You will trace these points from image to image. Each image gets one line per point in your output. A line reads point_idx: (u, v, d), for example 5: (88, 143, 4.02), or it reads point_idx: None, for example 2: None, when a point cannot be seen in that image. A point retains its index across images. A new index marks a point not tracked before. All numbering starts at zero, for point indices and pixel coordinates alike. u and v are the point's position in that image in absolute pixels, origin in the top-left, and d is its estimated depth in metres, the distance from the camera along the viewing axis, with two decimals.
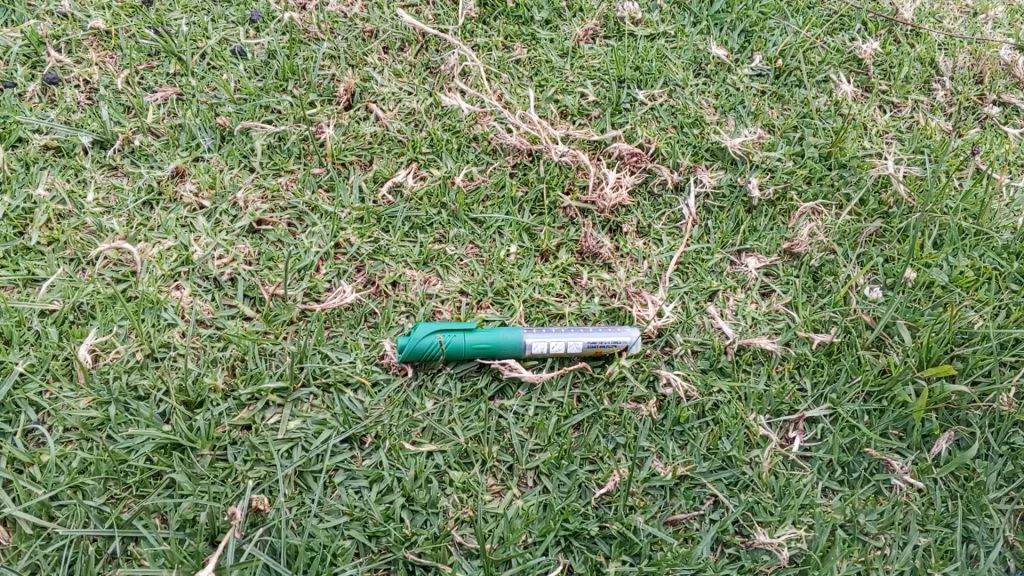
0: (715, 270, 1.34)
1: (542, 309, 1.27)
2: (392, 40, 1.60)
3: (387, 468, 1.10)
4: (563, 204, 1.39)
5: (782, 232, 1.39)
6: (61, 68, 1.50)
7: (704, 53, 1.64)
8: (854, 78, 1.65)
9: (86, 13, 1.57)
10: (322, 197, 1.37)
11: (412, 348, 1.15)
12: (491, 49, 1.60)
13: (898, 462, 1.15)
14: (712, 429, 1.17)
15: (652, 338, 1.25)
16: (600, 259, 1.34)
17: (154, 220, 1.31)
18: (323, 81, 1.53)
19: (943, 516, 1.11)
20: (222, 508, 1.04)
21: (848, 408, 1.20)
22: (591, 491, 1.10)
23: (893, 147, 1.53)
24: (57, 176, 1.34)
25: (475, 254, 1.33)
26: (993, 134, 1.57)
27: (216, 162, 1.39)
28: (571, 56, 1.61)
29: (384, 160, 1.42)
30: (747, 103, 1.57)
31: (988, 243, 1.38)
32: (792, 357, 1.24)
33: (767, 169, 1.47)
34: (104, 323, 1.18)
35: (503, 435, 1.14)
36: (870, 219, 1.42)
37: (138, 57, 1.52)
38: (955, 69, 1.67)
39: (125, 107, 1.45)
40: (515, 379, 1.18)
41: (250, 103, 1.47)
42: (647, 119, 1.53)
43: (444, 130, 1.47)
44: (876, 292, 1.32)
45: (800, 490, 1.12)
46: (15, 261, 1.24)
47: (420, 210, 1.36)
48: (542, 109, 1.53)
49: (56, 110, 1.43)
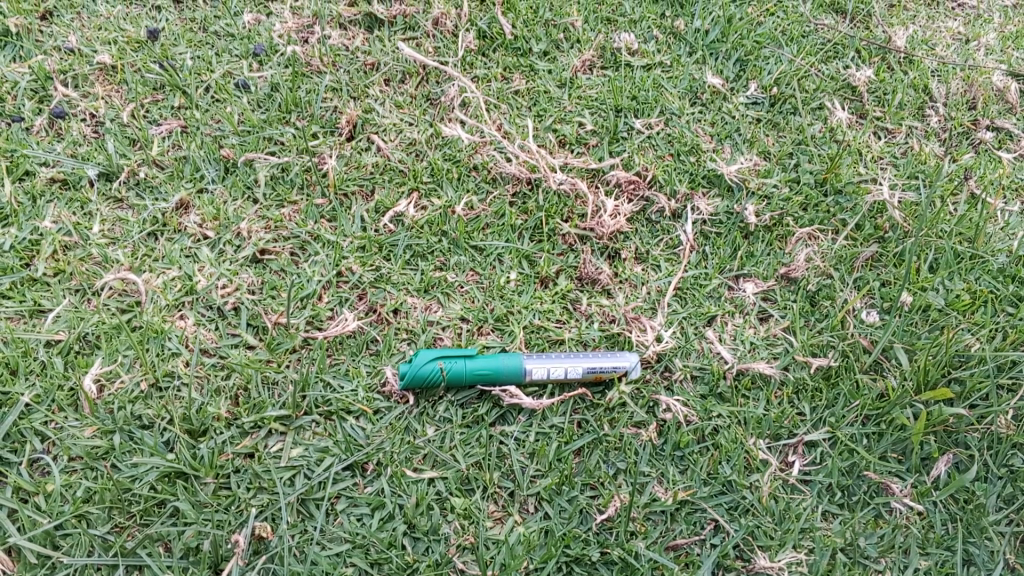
0: (713, 295, 1.35)
1: (542, 335, 1.29)
2: (393, 72, 1.63)
3: (388, 496, 1.11)
4: (562, 231, 1.41)
5: (779, 258, 1.40)
6: (67, 102, 1.52)
7: (700, 82, 1.66)
8: (849, 105, 1.67)
9: (92, 48, 1.61)
10: (324, 226, 1.39)
11: (414, 375, 1.17)
12: (490, 81, 1.63)
13: (897, 485, 1.16)
14: (712, 454, 1.18)
15: (652, 363, 1.26)
16: (600, 285, 1.35)
17: (159, 250, 1.33)
18: (326, 113, 1.55)
19: (943, 539, 1.12)
20: (225, 536, 1.05)
21: (847, 431, 1.20)
22: (592, 517, 1.11)
23: (888, 172, 1.55)
24: (63, 208, 1.37)
25: (475, 281, 1.34)
26: (987, 158, 1.59)
27: (220, 193, 1.41)
28: (569, 87, 1.64)
29: (385, 190, 1.44)
30: (743, 131, 1.59)
31: (984, 266, 1.40)
32: (791, 381, 1.25)
33: (764, 196, 1.49)
34: (109, 353, 1.19)
35: (504, 461, 1.15)
36: (866, 244, 1.43)
37: (144, 91, 1.55)
38: (949, 96, 1.69)
39: (130, 140, 1.47)
40: (515, 406, 1.20)
41: (253, 135, 1.49)
42: (644, 147, 1.56)
43: (444, 160, 1.49)
44: (873, 316, 1.33)
45: (800, 514, 1.13)
46: (22, 292, 1.25)
47: (421, 239, 1.37)
48: (540, 138, 1.55)
49: (63, 143, 1.46)
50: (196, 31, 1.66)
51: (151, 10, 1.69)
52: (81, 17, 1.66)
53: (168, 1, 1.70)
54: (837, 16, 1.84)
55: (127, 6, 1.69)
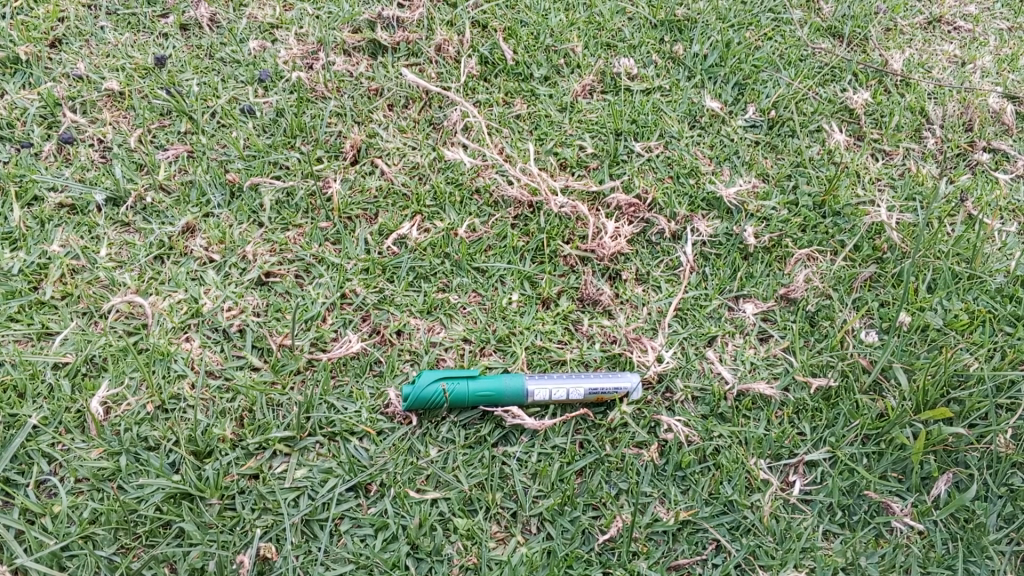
0: (713, 315, 1.37)
1: (544, 356, 1.30)
2: (396, 97, 1.65)
3: (392, 516, 1.11)
4: (563, 252, 1.43)
5: (779, 278, 1.42)
6: (75, 128, 1.55)
7: (700, 106, 1.68)
8: (846, 127, 1.69)
9: (100, 75, 1.63)
10: (329, 249, 1.40)
11: (417, 396, 1.18)
12: (492, 105, 1.65)
13: (898, 504, 1.17)
14: (714, 473, 1.19)
15: (653, 383, 1.27)
16: (601, 306, 1.37)
17: (165, 273, 1.34)
18: (330, 137, 1.57)
19: (944, 558, 1.12)
20: (231, 557, 1.05)
21: (847, 451, 1.21)
22: (595, 537, 1.12)
23: (886, 194, 1.56)
24: (71, 233, 1.38)
25: (478, 302, 1.36)
26: (984, 180, 1.61)
27: (226, 217, 1.43)
28: (570, 111, 1.66)
29: (389, 213, 1.46)
30: (742, 153, 1.61)
31: (982, 286, 1.41)
32: (791, 401, 1.26)
33: (763, 218, 1.50)
34: (116, 375, 1.20)
35: (507, 481, 1.16)
36: (865, 264, 1.45)
37: (151, 117, 1.57)
38: (945, 118, 1.71)
39: (138, 164, 1.49)
40: (518, 426, 1.21)
41: (259, 159, 1.51)
42: (644, 170, 1.57)
43: (447, 183, 1.51)
44: (872, 336, 1.34)
45: (801, 534, 1.14)
46: (30, 315, 1.27)
47: (423, 261, 1.39)
48: (541, 162, 1.57)
49: (70, 168, 1.48)
50: (203, 57, 1.68)
51: (158, 37, 1.71)
52: (89, 44, 1.68)
53: (175, 28, 1.73)
54: (834, 40, 1.86)
55: (134, 33, 1.72)
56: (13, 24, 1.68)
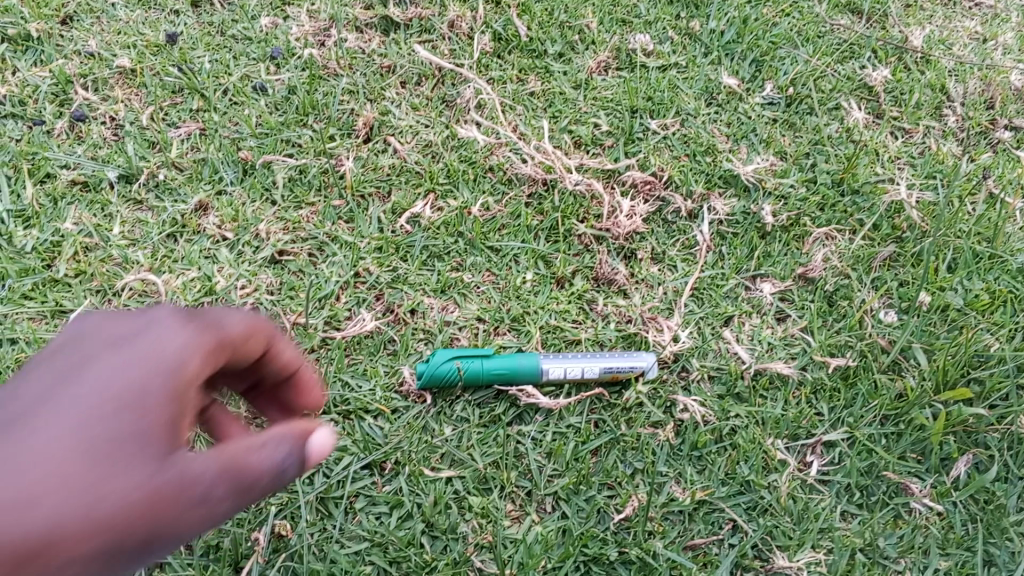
0: (730, 295, 1.35)
1: (559, 335, 1.29)
2: (409, 74, 1.63)
3: (406, 494, 1.11)
4: (578, 231, 1.41)
5: (796, 258, 1.40)
6: (87, 106, 1.54)
7: (716, 83, 1.66)
8: (865, 105, 1.66)
9: (112, 52, 1.62)
10: (342, 227, 1.39)
11: (431, 374, 1.17)
12: (505, 82, 1.63)
13: (917, 485, 1.16)
14: (730, 453, 1.18)
15: (669, 363, 1.26)
16: (616, 285, 1.35)
17: (178, 252, 1.34)
18: (343, 115, 1.55)
19: (963, 539, 1.12)
20: (245, 534, 1.06)
21: (866, 431, 1.20)
22: (610, 517, 1.12)
23: (905, 172, 1.54)
24: (84, 211, 1.38)
25: (491, 282, 1.35)
26: (1005, 158, 1.58)
27: (239, 195, 1.42)
28: (584, 88, 1.64)
29: (402, 191, 1.45)
30: (759, 131, 1.59)
31: (1003, 266, 1.39)
32: (809, 381, 1.25)
33: (781, 195, 1.48)
34: None
35: (521, 460, 1.16)
36: (883, 244, 1.43)
37: (163, 95, 1.56)
38: (966, 95, 1.68)
39: (150, 142, 1.48)
40: (532, 405, 1.20)
41: (271, 137, 1.50)
42: (659, 148, 1.55)
43: (461, 162, 1.49)
44: (891, 316, 1.33)
45: (819, 514, 1.14)
46: (43, 293, 1.27)
47: (437, 240, 1.38)
48: (556, 139, 1.55)
49: (83, 146, 1.47)
50: (214, 34, 1.66)
51: (170, 15, 1.69)
52: (100, 21, 1.66)
53: (186, 6, 1.69)
54: (853, 16, 1.82)
55: (146, 10, 1.69)
56: (23, 1, 1.67)
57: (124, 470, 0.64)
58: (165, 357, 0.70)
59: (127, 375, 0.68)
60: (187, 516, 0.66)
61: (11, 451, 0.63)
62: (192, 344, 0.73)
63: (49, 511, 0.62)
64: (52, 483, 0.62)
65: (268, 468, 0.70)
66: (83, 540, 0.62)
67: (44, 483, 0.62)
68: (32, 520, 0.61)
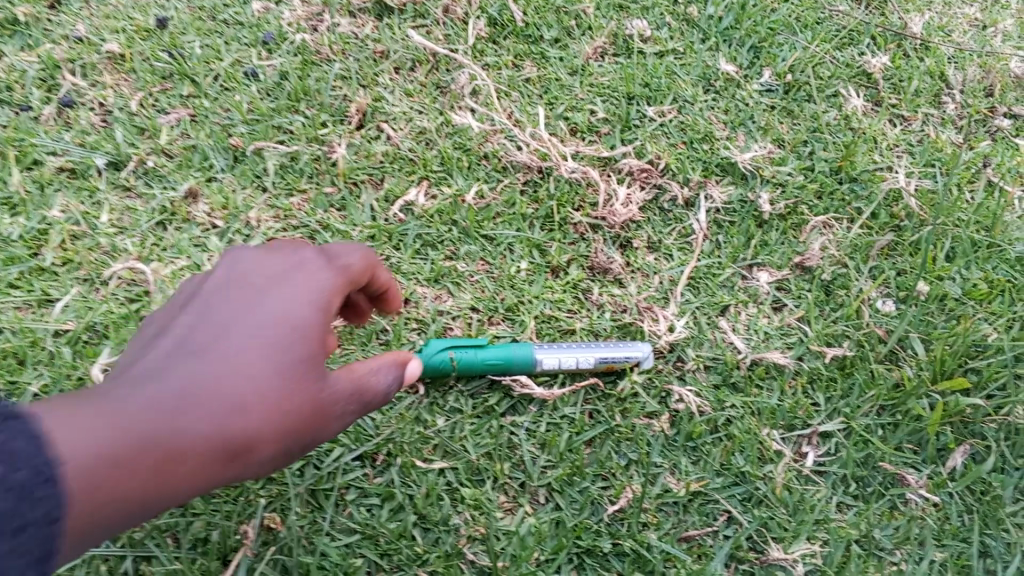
0: (726, 284, 1.34)
1: (553, 325, 1.29)
2: (403, 60, 1.60)
3: (398, 486, 1.10)
4: (573, 220, 1.40)
5: (793, 246, 1.38)
6: (76, 91, 1.51)
7: (714, 70, 1.62)
8: (863, 92, 1.64)
9: (101, 37, 1.58)
10: (334, 215, 1.38)
11: (424, 365, 1.15)
12: (500, 68, 1.60)
13: (913, 476, 1.16)
14: (725, 444, 1.17)
15: (664, 353, 1.25)
16: (611, 275, 1.34)
17: (167, 240, 1.33)
18: (335, 101, 1.53)
19: (959, 530, 1.12)
20: (235, 527, 1.05)
21: (862, 422, 1.19)
22: (604, 508, 1.11)
23: (903, 160, 1.53)
24: (72, 198, 1.36)
25: (485, 271, 1.34)
26: (1004, 146, 1.57)
27: (229, 182, 1.40)
28: (581, 74, 1.60)
29: (395, 178, 1.43)
30: (757, 118, 1.56)
31: (1002, 255, 1.38)
32: (805, 370, 1.24)
33: (778, 183, 1.46)
34: (117, 343, 1.21)
35: (514, 451, 1.15)
36: (881, 233, 1.41)
37: (153, 80, 1.53)
38: (965, 83, 1.66)
39: (139, 128, 1.46)
40: (526, 396, 1.18)
41: (262, 124, 1.48)
42: (656, 135, 1.53)
43: (455, 148, 1.47)
44: (889, 305, 1.32)
45: (814, 506, 1.13)
46: (30, 282, 1.26)
47: (431, 228, 1.37)
48: (552, 126, 1.53)
49: (71, 132, 1.44)
50: (205, 19, 1.62)
51: None
52: (89, 5, 1.62)
53: None
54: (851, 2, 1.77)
55: None
56: None
57: (304, 385, 0.80)
58: (311, 294, 0.84)
59: (286, 307, 0.82)
60: (339, 420, 0.84)
61: (199, 369, 0.76)
62: (333, 282, 0.87)
63: (242, 422, 0.77)
64: (240, 395, 0.77)
65: (382, 390, 0.87)
66: (262, 444, 0.78)
67: (234, 394, 0.76)
68: (232, 426, 0.76)
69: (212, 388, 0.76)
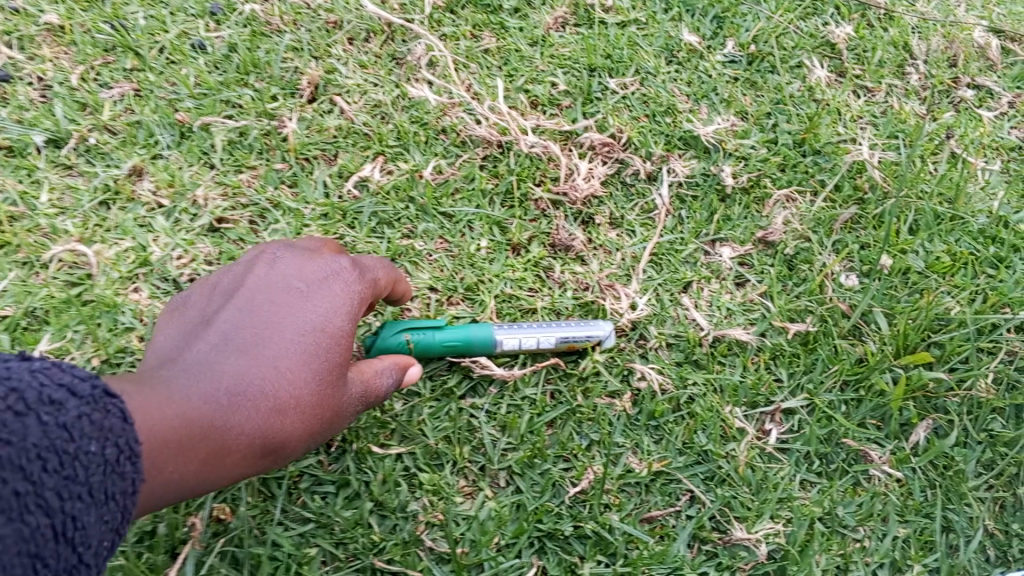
0: (689, 260, 1.32)
1: (514, 304, 1.26)
2: (357, 30, 1.53)
3: (353, 473, 1.07)
4: (534, 196, 1.36)
5: (756, 221, 1.37)
6: (11, 65, 1.42)
7: (677, 40, 1.58)
8: (827, 63, 1.61)
9: (39, 7, 1.47)
10: (285, 192, 1.34)
11: (379, 350, 1.09)
12: (458, 38, 1.54)
13: (875, 452, 1.15)
14: (688, 423, 1.15)
15: (626, 331, 1.23)
16: (573, 252, 1.31)
17: (111, 220, 1.28)
18: (286, 74, 1.47)
19: (922, 506, 1.12)
20: (183, 518, 1.01)
21: (826, 398, 1.18)
22: (565, 490, 1.09)
23: (867, 132, 1.51)
24: (9, 177, 1.30)
25: (444, 249, 1.30)
26: (967, 117, 1.56)
27: (176, 158, 1.35)
28: (541, 45, 1.55)
29: (349, 154, 1.38)
30: (720, 91, 1.53)
31: (965, 227, 1.37)
32: (769, 346, 1.22)
33: (742, 156, 1.44)
34: (58, 329, 1.17)
35: (474, 434, 1.12)
36: (845, 206, 1.40)
37: (94, 53, 1.45)
38: (929, 52, 1.63)
39: (80, 104, 1.39)
40: (486, 377, 1.15)
41: (210, 98, 1.41)
42: (619, 108, 1.50)
43: (411, 123, 1.43)
44: (853, 279, 1.30)
45: (777, 484, 1.12)
46: None
47: (387, 205, 1.33)
48: (511, 99, 1.49)
49: (8, 108, 1.37)
50: None
51: None
52: None
53: None
54: None
55: None
56: None
57: (332, 387, 0.90)
58: (340, 304, 0.93)
59: (321, 318, 0.91)
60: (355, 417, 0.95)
61: (245, 371, 0.85)
62: (361, 296, 0.96)
63: (278, 421, 0.86)
64: (281, 399, 0.85)
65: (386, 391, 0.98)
66: (295, 441, 0.88)
67: (275, 397, 0.85)
68: (270, 424, 0.85)
69: (256, 390, 0.85)
